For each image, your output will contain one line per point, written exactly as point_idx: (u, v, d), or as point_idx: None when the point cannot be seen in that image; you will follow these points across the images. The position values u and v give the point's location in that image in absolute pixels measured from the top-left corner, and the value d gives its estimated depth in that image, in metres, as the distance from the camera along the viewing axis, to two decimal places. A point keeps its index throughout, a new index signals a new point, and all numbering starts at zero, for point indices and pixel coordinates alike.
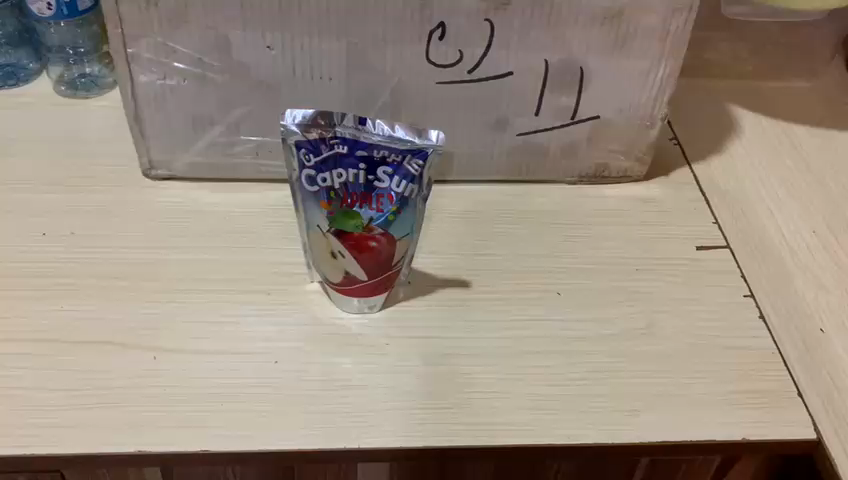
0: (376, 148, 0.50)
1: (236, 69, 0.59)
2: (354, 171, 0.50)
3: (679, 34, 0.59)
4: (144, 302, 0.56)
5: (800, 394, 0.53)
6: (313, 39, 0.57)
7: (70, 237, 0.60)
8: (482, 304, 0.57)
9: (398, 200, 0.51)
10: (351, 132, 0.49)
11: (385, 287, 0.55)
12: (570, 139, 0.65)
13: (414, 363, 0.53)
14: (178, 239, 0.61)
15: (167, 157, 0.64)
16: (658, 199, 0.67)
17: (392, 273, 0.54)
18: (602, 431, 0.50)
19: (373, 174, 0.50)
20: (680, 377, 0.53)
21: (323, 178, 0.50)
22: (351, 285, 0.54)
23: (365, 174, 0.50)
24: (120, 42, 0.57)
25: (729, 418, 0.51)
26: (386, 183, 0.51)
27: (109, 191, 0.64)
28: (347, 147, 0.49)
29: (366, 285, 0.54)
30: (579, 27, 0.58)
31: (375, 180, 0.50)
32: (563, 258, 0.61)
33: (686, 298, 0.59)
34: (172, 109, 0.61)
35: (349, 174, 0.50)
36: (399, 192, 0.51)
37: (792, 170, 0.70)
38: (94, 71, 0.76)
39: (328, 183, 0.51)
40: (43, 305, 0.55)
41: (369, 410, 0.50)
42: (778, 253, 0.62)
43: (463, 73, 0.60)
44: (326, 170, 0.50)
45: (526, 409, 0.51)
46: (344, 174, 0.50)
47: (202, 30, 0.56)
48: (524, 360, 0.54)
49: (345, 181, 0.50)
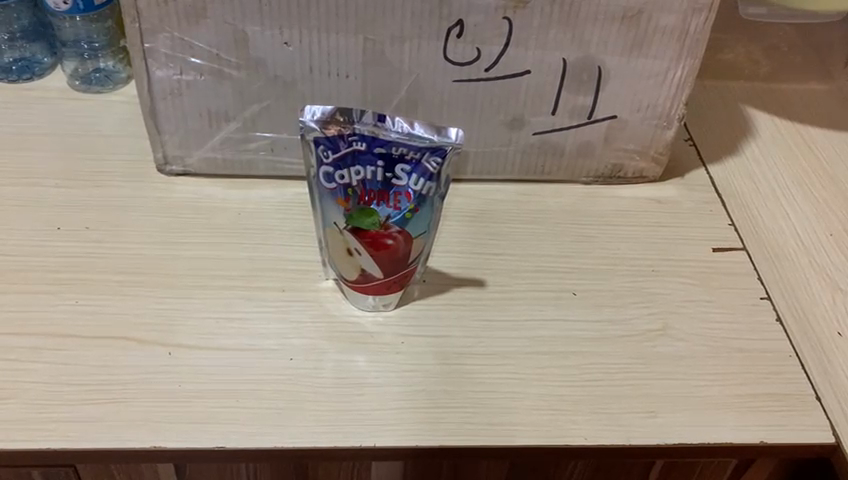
0: (395, 146, 0.50)
1: (254, 64, 0.59)
2: (372, 168, 0.50)
3: (698, 34, 0.59)
4: (158, 297, 0.55)
5: (817, 398, 0.52)
6: (330, 36, 0.57)
7: (85, 232, 0.60)
8: (497, 303, 0.57)
9: (416, 198, 0.51)
10: (368, 130, 0.50)
11: (400, 285, 0.54)
12: (586, 139, 0.65)
13: (430, 362, 0.53)
14: (192, 235, 0.60)
15: (181, 152, 0.64)
16: (673, 200, 0.67)
17: (407, 271, 0.54)
18: (618, 432, 0.50)
19: (391, 171, 0.50)
20: (696, 379, 0.53)
21: (340, 175, 0.50)
22: (364, 282, 0.54)
23: (383, 171, 0.50)
24: (136, 36, 0.57)
25: (746, 421, 0.51)
26: (403, 180, 0.50)
27: (123, 186, 0.64)
28: (366, 143, 0.49)
29: (380, 283, 0.54)
30: (598, 26, 0.58)
31: (393, 177, 0.50)
32: (578, 258, 0.61)
33: (702, 299, 0.59)
34: (188, 104, 0.61)
35: (367, 172, 0.50)
36: (417, 190, 0.51)
37: (809, 172, 0.70)
38: (108, 66, 0.76)
39: (346, 180, 0.50)
40: (58, 299, 0.55)
41: (384, 408, 0.50)
42: (794, 255, 0.62)
43: (479, 71, 0.59)
44: (344, 167, 0.50)
45: (540, 409, 0.50)
46: (363, 171, 0.50)
47: (220, 26, 0.56)
48: (540, 361, 0.53)
49: (363, 178, 0.50)
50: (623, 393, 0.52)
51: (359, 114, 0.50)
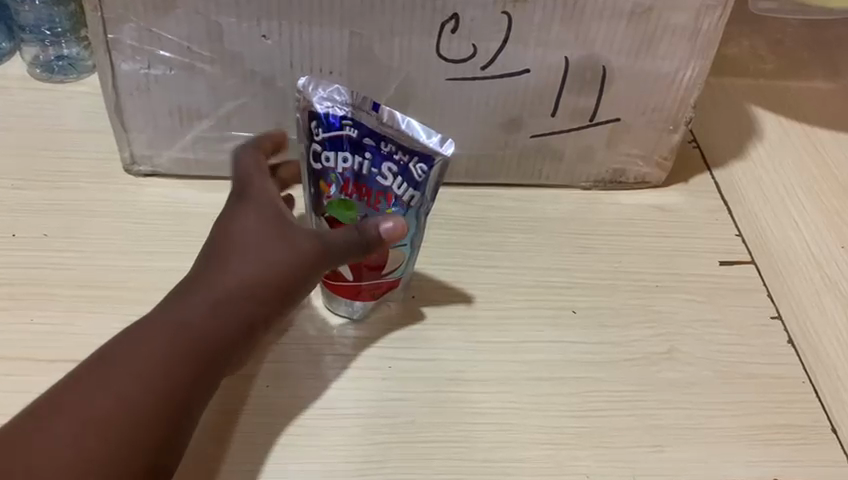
0: (386, 142, 0.46)
1: (229, 58, 0.53)
2: (360, 159, 0.47)
3: (711, 32, 0.54)
4: (123, 316, 0.51)
5: (833, 430, 0.49)
6: (314, 29, 0.52)
7: (43, 239, 0.55)
8: (491, 322, 0.53)
9: (396, 203, 0.47)
10: (363, 117, 0.46)
11: (370, 293, 0.51)
12: (586, 142, 0.61)
13: (420, 390, 0.49)
14: (161, 244, 0.56)
15: (150, 152, 0.59)
16: (677, 207, 0.63)
17: (386, 281, 0.51)
18: (623, 469, 0.46)
19: (378, 168, 0.47)
20: (703, 409, 0.50)
21: (326, 157, 0.47)
22: (338, 282, 0.50)
23: (370, 165, 0.47)
24: (99, 26, 0.52)
25: (759, 456, 0.47)
26: (388, 181, 0.47)
27: (86, 188, 0.59)
28: (358, 132, 0.46)
29: (353, 287, 0.50)
30: (605, 23, 0.53)
31: (379, 175, 0.47)
32: (578, 272, 0.57)
33: (710, 319, 0.55)
34: (157, 100, 0.56)
35: (354, 161, 0.47)
36: (398, 195, 0.47)
37: (820, 178, 0.66)
38: (72, 52, 0.68)
39: (332, 165, 0.47)
40: (13, 317, 0.50)
41: (371, 442, 0.46)
42: (806, 270, 0.59)
43: (475, 69, 0.55)
44: (333, 150, 0.47)
45: (539, 444, 0.47)
46: (350, 159, 0.47)
47: (192, 16, 0.51)
48: (538, 388, 0.49)
49: (349, 167, 0.47)
50: (628, 425, 0.48)
51: (360, 99, 0.47)
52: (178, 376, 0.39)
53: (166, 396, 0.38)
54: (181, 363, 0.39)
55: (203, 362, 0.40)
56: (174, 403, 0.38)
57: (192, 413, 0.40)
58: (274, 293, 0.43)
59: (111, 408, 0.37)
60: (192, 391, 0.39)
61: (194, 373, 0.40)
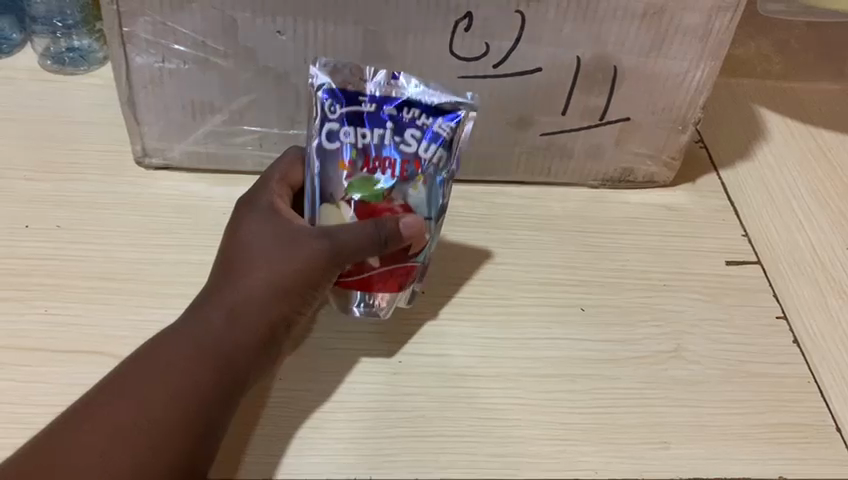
0: (406, 107, 0.48)
1: (243, 53, 0.54)
2: (381, 131, 0.48)
3: (723, 33, 0.54)
4: (135, 308, 0.51)
5: (837, 428, 0.50)
6: (329, 25, 0.52)
7: (56, 231, 0.55)
8: (500, 319, 0.53)
9: (425, 167, 0.48)
10: (383, 88, 0.48)
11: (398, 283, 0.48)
12: (596, 141, 0.61)
13: (431, 385, 0.49)
14: (173, 237, 0.56)
15: (162, 145, 0.59)
16: (684, 207, 0.64)
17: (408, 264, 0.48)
18: (631, 466, 0.47)
19: (401, 136, 0.48)
20: (709, 406, 0.50)
21: (345, 136, 0.48)
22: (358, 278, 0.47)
23: (392, 135, 0.48)
24: (114, 20, 0.52)
25: (764, 454, 0.48)
26: (413, 146, 0.48)
27: (98, 180, 0.59)
28: (375, 103, 0.48)
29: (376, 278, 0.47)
30: (617, 23, 0.53)
31: (402, 142, 0.48)
32: (586, 270, 0.57)
33: (715, 318, 0.55)
34: (171, 94, 0.56)
35: (374, 134, 0.48)
36: (427, 158, 0.48)
37: (826, 179, 0.66)
38: (83, 45, 0.68)
39: (351, 142, 0.48)
40: (28, 308, 0.50)
41: (382, 435, 0.46)
42: (811, 270, 0.59)
43: (487, 67, 0.55)
44: (350, 127, 0.48)
45: (547, 439, 0.47)
46: (369, 133, 0.48)
47: (207, 10, 0.51)
48: (546, 385, 0.50)
49: (369, 142, 0.48)
50: (635, 421, 0.49)
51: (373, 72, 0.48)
52: (197, 379, 0.40)
53: (192, 398, 0.40)
54: (199, 367, 0.41)
55: (221, 366, 0.42)
56: (199, 404, 0.40)
57: (219, 413, 0.41)
58: (288, 298, 0.45)
59: (136, 413, 0.38)
60: (213, 392, 0.41)
61: (213, 376, 0.41)
